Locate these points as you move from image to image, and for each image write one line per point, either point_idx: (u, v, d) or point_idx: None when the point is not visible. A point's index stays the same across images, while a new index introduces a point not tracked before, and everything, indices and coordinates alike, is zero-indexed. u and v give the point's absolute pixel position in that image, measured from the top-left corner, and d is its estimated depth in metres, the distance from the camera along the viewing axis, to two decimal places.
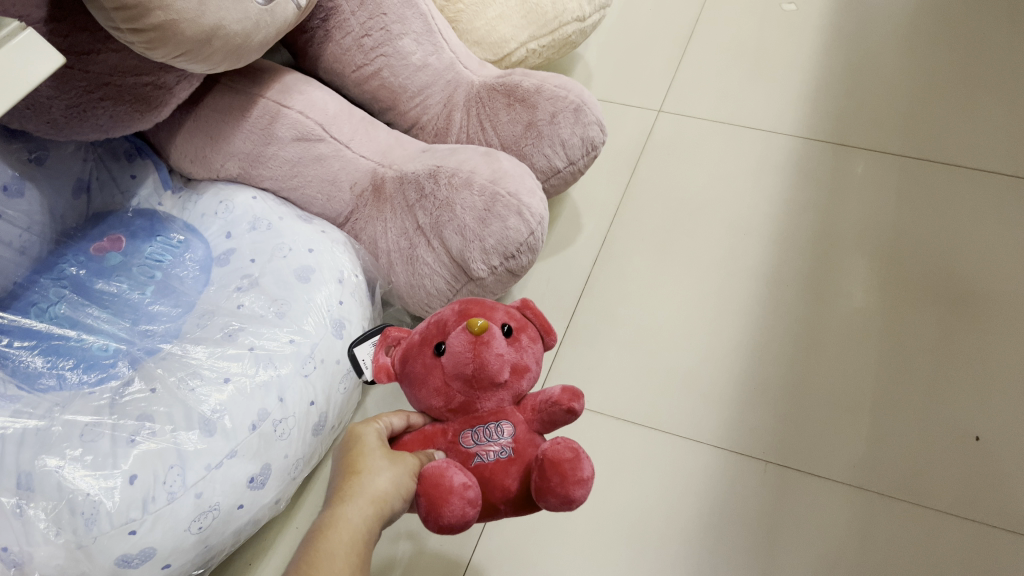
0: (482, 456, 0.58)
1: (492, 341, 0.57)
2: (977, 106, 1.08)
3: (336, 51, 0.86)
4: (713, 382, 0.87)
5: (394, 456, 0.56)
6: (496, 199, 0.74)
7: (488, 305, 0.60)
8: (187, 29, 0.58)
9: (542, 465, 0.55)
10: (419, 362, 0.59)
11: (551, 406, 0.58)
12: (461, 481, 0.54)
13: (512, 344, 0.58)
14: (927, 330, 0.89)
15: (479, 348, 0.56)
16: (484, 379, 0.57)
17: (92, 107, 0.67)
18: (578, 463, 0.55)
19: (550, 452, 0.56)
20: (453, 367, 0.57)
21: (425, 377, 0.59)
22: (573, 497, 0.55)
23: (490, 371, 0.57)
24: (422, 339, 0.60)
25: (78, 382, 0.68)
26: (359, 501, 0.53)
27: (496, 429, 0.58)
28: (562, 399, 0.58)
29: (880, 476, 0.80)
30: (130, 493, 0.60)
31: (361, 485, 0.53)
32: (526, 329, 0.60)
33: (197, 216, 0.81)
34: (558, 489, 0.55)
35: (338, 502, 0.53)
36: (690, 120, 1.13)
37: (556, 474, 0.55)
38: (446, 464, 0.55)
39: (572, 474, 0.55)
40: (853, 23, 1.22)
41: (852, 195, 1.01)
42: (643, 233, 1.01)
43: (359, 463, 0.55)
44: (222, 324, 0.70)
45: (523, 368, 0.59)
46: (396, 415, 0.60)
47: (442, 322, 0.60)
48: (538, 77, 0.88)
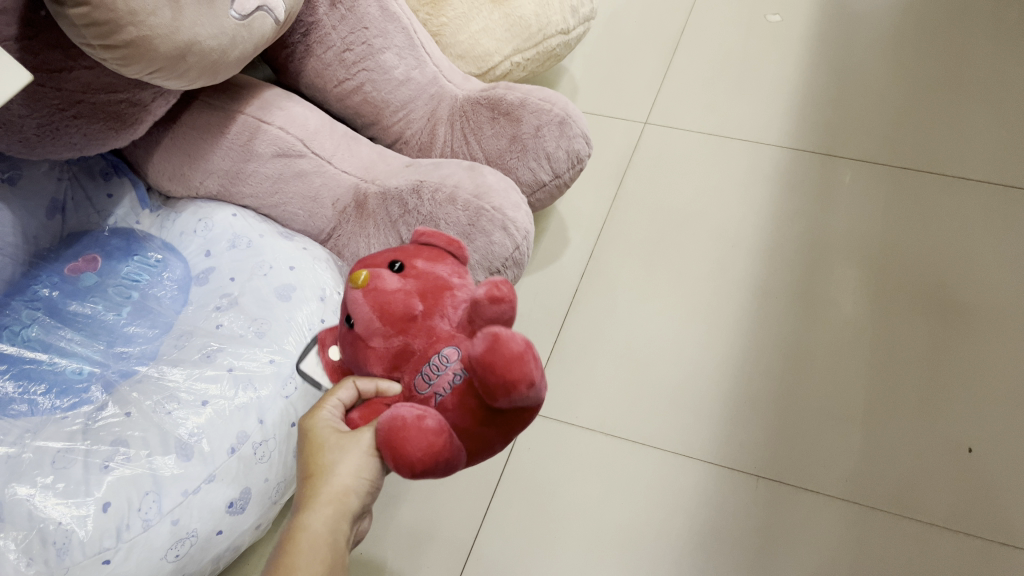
0: (438, 394, 0.53)
1: (381, 283, 0.54)
2: (963, 114, 1.08)
3: (318, 67, 0.86)
4: (702, 396, 0.86)
5: (347, 437, 0.52)
6: (480, 214, 0.73)
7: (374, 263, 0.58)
8: (160, 45, 0.57)
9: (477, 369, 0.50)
10: (348, 348, 0.56)
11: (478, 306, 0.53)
12: (413, 414, 0.50)
13: (406, 276, 0.56)
14: (918, 342, 0.88)
15: (369, 297, 0.54)
16: (394, 316, 0.54)
17: (64, 126, 0.66)
18: (504, 377, 0.48)
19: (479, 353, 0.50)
20: (366, 325, 0.54)
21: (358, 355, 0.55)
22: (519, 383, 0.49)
23: (396, 309, 0.54)
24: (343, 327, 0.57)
25: (50, 408, 0.66)
26: (322, 506, 0.50)
27: (440, 360, 0.53)
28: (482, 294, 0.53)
29: (873, 490, 0.79)
30: (103, 522, 0.59)
31: (321, 487, 0.51)
32: (417, 255, 0.57)
33: (175, 234, 0.80)
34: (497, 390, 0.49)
35: (301, 510, 0.50)
36: (677, 132, 1.13)
37: (490, 373, 0.48)
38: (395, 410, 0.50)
39: (507, 360, 0.48)
40: (839, 33, 1.22)
41: (841, 206, 1.01)
42: (629, 246, 1.00)
43: (314, 465, 0.52)
44: (201, 345, 0.69)
45: (433, 291, 0.55)
46: (341, 387, 0.55)
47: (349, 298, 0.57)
48: (522, 90, 0.87)
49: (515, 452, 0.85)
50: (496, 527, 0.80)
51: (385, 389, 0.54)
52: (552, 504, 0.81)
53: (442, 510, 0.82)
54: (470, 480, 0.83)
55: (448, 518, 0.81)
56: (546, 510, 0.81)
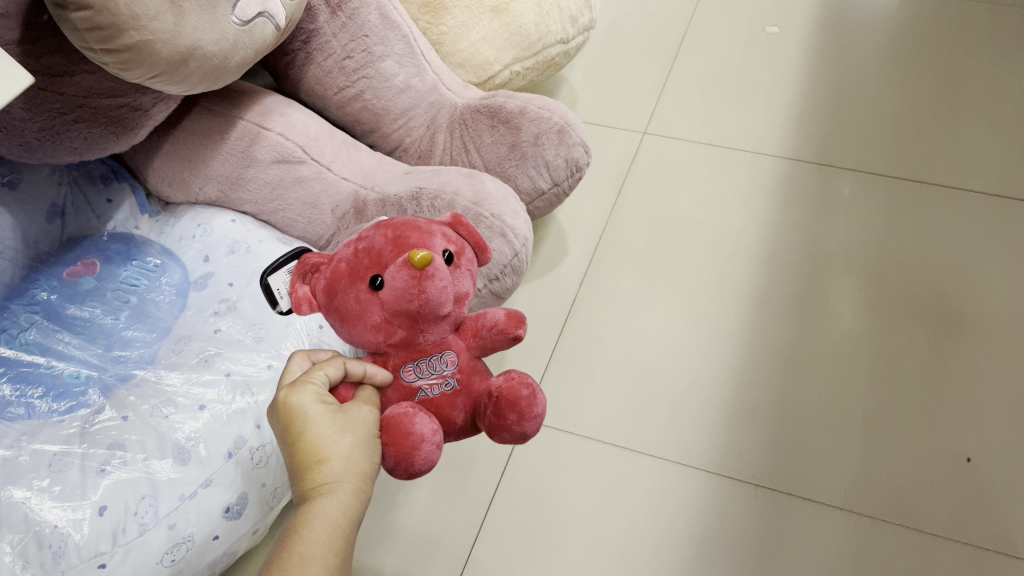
0: (426, 390, 0.55)
1: (437, 274, 0.52)
2: (960, 126, 1.09)
3: (318, 74, 0.86)
4: (700, 404, 0.86)
5: (348, 416, 0.51)
6: (478, 221, 0.74)
7: (423, 230, 0.55)
8: (162, 50, 0.57)
9: (496, 402, 0.53)
10: (352, 298, 0.53)
11: (494, 334, 0.56)
12: (429, 429, 0.51)
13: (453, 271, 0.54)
14: (916, 352, 0.88)
15: (423, 282, 0.52)
16: (429, 314, 0.53)
17: (65, 129, 0.67)
18: (522, 426, 0.53)
19: (505, 387, 0.53)
20: (396, 302, 0.52)
21: (362, 313, 0.53)
22: (526, 432, 0.54)
23: (435, 306, 0.53)
24: (352, 270, 0.54)
25: (47, 411, 0.66)
26: (340, 493, 0.48)
27: (439, 361, 0.55)
28: (509, 327, 0.56)
29: (873, 499, 0.79)
30: (100, 525, 0.59)
31: (334, 473, 0.49)
32: (463, 253, 0.56)
33: (174, 240, 0.79)
34: (514, 427, 0.53)
35: (313, 497, 0.48)
36: (675, 142, 1.13)
37: (512, 416, 0.53)
38: (412, 411, 0.52)
39: (530, 412, 0.53)
40: (837, 46, 1.22)
41: (839, 216, 1.01)
42: (628, 255, 1.01)
43: (320, 449, 0.49)
44: (198, 350, 0.69)
45: (462, 296, 0.55)
46: (331, 363, 0.52)
47: (374, 253, 0.54)
48: (522, 99, 0.87)
49: (513, 460, 0.84)
50: (494, 535, 0.80)
51: (372, 374, 0.54)
52: (550, 512, 0.81)
53: (439, 518, 0.81)
54: (468, 487, 0.83)
55: (445, 525, 0.81)
56: (544, 518, 0.80)
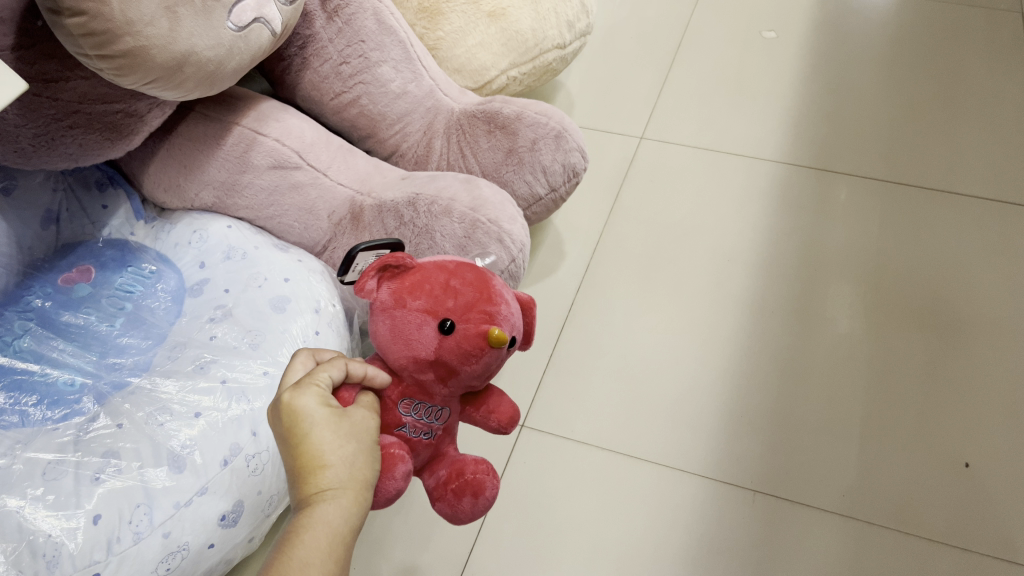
0: (408, 429, 0.57)
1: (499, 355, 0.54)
2: (956, 131, 1.09)
3: (314, 79, 0.85)
4: (698, 410, 0.86)
5: (351, 425, 0.50)
6: (475, 226, 0.73)
7: (506, 299, 0.56)
8: (157, 56, 0.57)
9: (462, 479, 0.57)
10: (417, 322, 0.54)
11: (490, 418, 0.60)
12: (405, 475, 0.54)
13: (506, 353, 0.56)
14: (913, 357, 0.88)
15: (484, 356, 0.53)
16: (465, 377, 0.54)
17: (59, 135, 0.66)
18: (467, 513, 0.57)
19: (474, 474, 0.57)
20: (450, 353, 0.53)
21: (414, 340, 0.54)
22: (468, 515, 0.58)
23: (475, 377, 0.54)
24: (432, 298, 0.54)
25: (41, 419, 0.66)
26: (343, 499, 0.47)
27: (435, 412, 0.58)
28: (505, 421, 0.60)
29: (871, 505, 0.78)
30: (94, 534, 0.58)
31: (337, 478, 0.48)
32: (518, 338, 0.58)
33: (170, 246, 0.79)
34: (462, 507, 0.57)
35: (315, 502, 0.46)
36: (673, 147, 1.13)
37: (467, 500, 0.57)
38: (398, 450, 0.54)
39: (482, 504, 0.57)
40: (834, 51, 1.23)
41: (836, 222, 1.01)
42: (625, 260, 1.00)
43: (324, 453, 0.48)
44: (194, 356, 0.68)
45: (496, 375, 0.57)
46: (334, 365, 0.51)
47: (462, 300, 0.54)
48: (519, 104, 0.87)
49: (510, 466, 0.84)
50: (491, 542, 0.79)
51: (371, 378, 0.54)
52: (548, 518, 0.80)
53: (436, 524, 0.80)
54: None
55: (442, 532, 0.80)
56: (541, 524, 0.80)
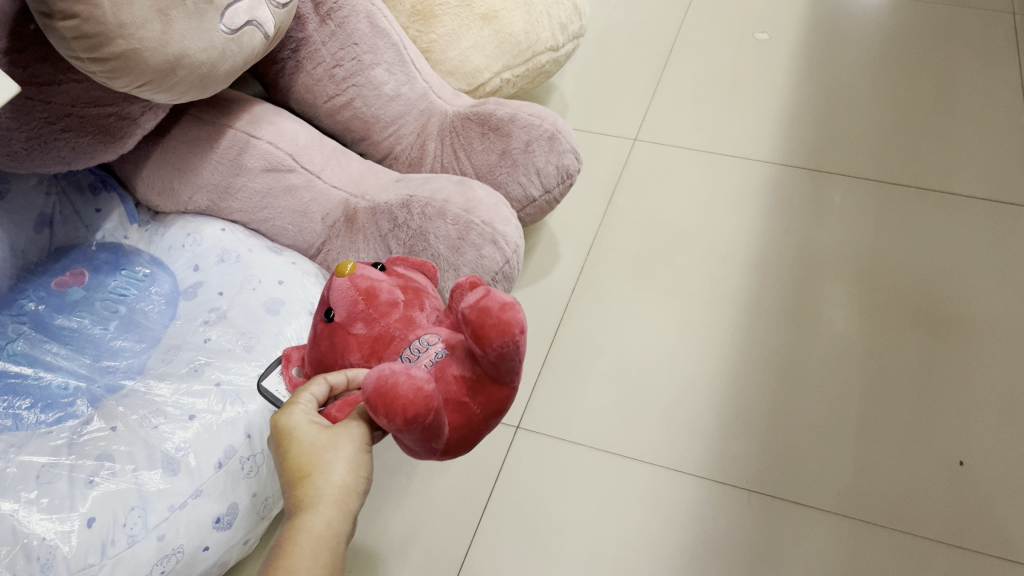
0: (413, 367, 0.55)
1: (367, 273, 0.61)
2: (948, 130, 1.10)
3: (308, 82, 0.86)
4: (694, 410, 0.86)
5: (335, 432, 0.51)
6: (470, 228, 0.73)
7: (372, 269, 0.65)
8: (149, 58, 0.57)
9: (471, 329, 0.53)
10: (324, 342, 0.61)
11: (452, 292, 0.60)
12: (406, 365, 0.50)
13: (391, 278, 0.63)
14: (908, 357, 0.88)
15: (356, 280, 0.60)
16: (377, 307, 0.60)
17: (52, 139, 0.66)
18: (499, 313, 0.52)
19: (468, 309, 0.54)
20: (348, 312, 0.60)
21: (336, 346, 0.60)
22: (510, 323, 0.52)
23: (380, 297, 0.61)
24: (314, 325, 0.62)
25: (35, 422, 0.65)
26: (323, 505, 0.48)
27: (415, 350, 0.57)
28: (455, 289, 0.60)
29: (866, 503, 0.79)
30: (88, 537, 0.58)
31: (318, 486, 0.49)
32: (407, 274, 0.65)
33: (164, 249, 0.79)
34: (489, 323, 0.52)
35: (298, 511, 0.48)
36: (667, 148, 1.13)
37: (481, 312, 0.52)
38: (384, 363, 0.51)
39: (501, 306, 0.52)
40: (827, 53, 1.23)
41: (830, 222, 1.01)
42: (620, 262, 1.01)
43: (306, 463, 0.50)
44: (188, 359, 0.68)
45: (411, 288, 0.63)
46: (313, 383, 0.55)
47: (321, 298, 0.62)
48: (512, 106, 0.87)
49: (506, 468, 0.84)
50: (487, 543, 0.79)
51: (355, 375, 0.56)
52: (544, 520, 0.80)
53: (432, 526, 0.80)
54: (461, 496, 0.82)
55: (439, 535, 0.80)
56: (538, 526, 0.80)
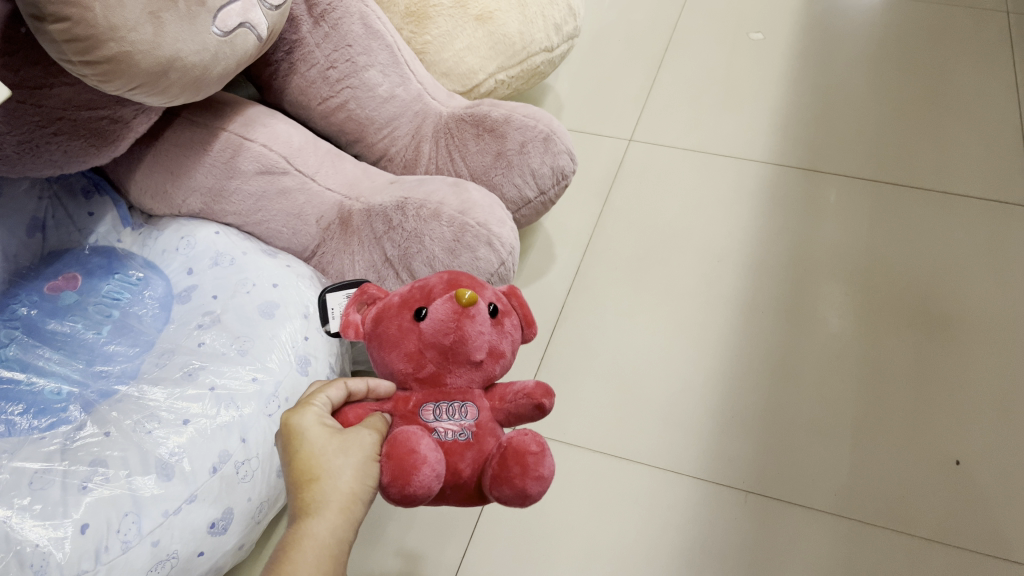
0: (440, 433, 0.55)
1: (478, 316, 0.55)
2: (943, 130, 1.10)
3: (301, 84, 0.85)
4: (691, 411, 0.86)
5: (346, 439, 0.52)
6: (464, 230, 0.73)
7: (476, 283, 0.59)
8: (141, 61, 0.56)
9: (505, 453, 0.53)
10: (395, 324, 0.57)
11: (520, 399, 0.57)
12: (432, 452, 0.51)
13: (496, 324, 0.57)
14: (904, 357, 0.88)
15: (463, 320, 0.54)
16: (461, 354, 0.55)
17: (44, 142, 0.66)
18: (525, 483, 0.52)
19: (515, 441, 0.53)
20: (432, 334, 0.55)
21: (399, 340, 0.56)
22: (529, 492, 0.52)
23: (469, 347, 0.55)
24: (402, 301, 0.58)
25: (28, 428, 0.65)
26: (328, 512, 0.48)
27: (459, 409, 0.56)
28: (535, 393, 0.57)
29: (862, 503, 0.78)
30: (82, 543, 0.58)
31: (325, 492, 0.49)
32: (509, 314, 0.59)
33: (157, 252, 0.79)
34: (517, 480, 0.52)
35: (303, 515, 0.48)
36: (662, 149, 1.13)
37: (517, 468, 0.52)
38: (415, 432, 0.52)
39: (534, 470, 0.52)
40: (821, 52, 1.23)
41: (825, 222, 1.01)
42: (615, 263, 1.00)
43: (313, 467, 0.50)
44: (182, 363, 0.68)
45: (499, 352, 0.57)
46: (332, 386, 0.55)
47: (427, 290, 0.57)
48: (507, 107, 0.87)
49: None
50: (484, 546, 0.79)
51: (376, 388, 0.56)
52: (541, 522, 0.80)
53: (429, 529, 0.80)
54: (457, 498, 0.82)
55: (436, 538, 0.79)
56: (535, 528, 0.80)
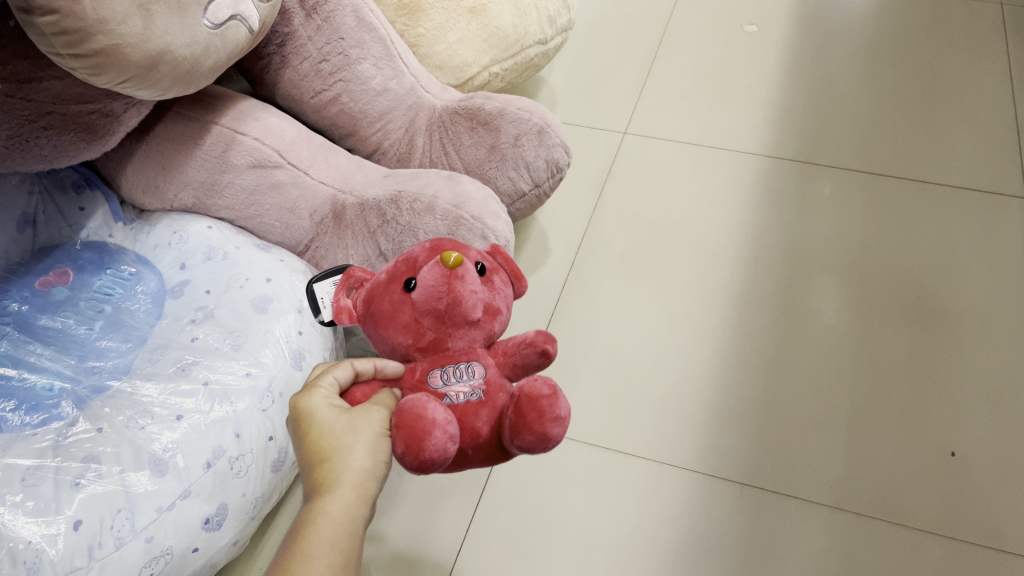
0: (452, 396, 0.54)
1: (468, 276, 0.55)
2: (938, 121, 1.10)
3: (294, 78, 0.85)
4: (686, 404, 0.86)
5: (354, 415, 0.51)
6: (459, 223, 0.73)
7: (458, 245, 0.59)
8: (131, 54, 0.56)
9: (518, 402, 0.53)
10: (387, 300, 0.57)
11: (524, 349, 0.56)
12: (444, 416, 0.50)
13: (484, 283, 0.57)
14: (899, 348, 0.88)
15: (453, 281, 0.54)
16: (458, 316, 0.55)
17: (33, 137, 0.65)
18: (543, 426, 0.52)
19: (527, 388, 0.53)
20: (426, 302, 0.55)
21: (393, 314, 0.56)
22: (549, 435, 0.52)
23: (466, 307, 0.55)
24: (389, 277, 0.58)
25: (20, 424, 0.65)
26: (341, 490, 0.48)
27: (467, 370, 0.55)
28: (538, 340, 0.56)
29: (857, 495, 0.79)
30: (75, 540, 0.57)
31: (338, 471, 0.49)
32: (495, 272, 0.59)
33: (150, 247, 0.78)
34: (534, 425, 0.51)
35: (317, 496, 0.48)
36: (657, 142, 1.13)
37: (534, 413, 0.52)
38: (425, 398, 0.51)
39: (550, 413, 0.52)
40: (815, 45, 1.23)
41: (820, 214, 1.01)
42: (610, 256, 1.00)
43: (323, 447, 0.50)
44: (175, 359, 0.68)
45: (494, 308, 0.57)
46: (337, 367, 0.55)
47: (411, 261, 0.57)
48: (501, 100, 0.87)
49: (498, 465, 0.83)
50: (480, 540, 0.79)
51: (383, 366, 0.55)
52: (537, 516, 0.80)
53: (423, 523, 0.80)
54: (453, 493, 0.82)
55: (432, 533, 0.79)
56: (530, 522, 0.79)
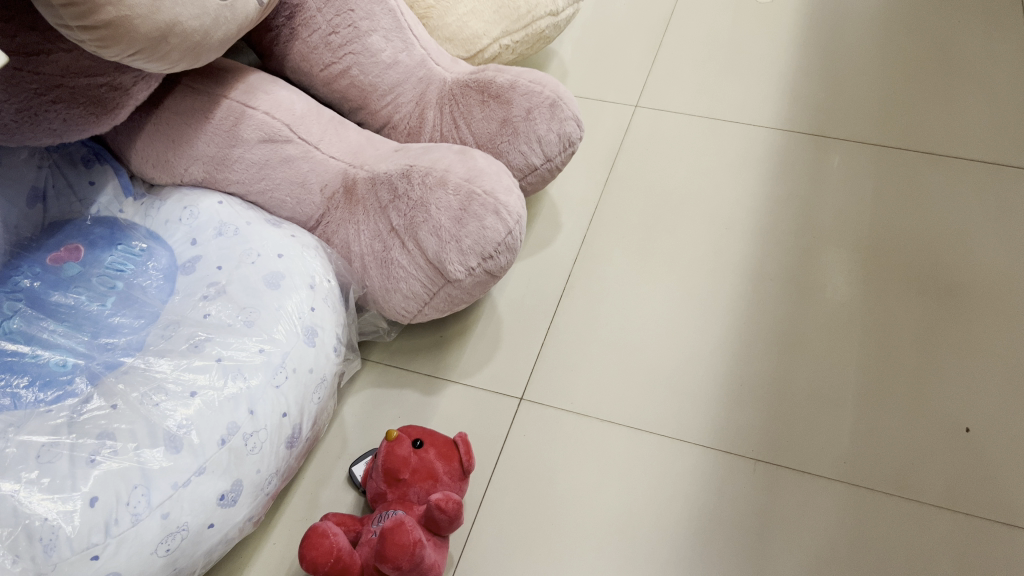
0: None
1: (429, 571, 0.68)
2: (953, 93, 1.08)
3: (303, 50, 0.84)
4: (697, 380, 0.85)
5: None
6: (471, 197, 0.72)
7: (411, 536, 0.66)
8: (140, 25, 0.55)
9: (450, 468, 0.73)
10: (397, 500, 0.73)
11: (452, 475, 0.73)
12: None
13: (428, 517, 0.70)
14: (913, 322, 0.87)
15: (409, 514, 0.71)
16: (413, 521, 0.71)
17: (43, 111, 0.65)
18: (460, 459, 0.73)
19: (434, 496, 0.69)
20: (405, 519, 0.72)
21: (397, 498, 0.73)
22: (465, 467, 0.73)
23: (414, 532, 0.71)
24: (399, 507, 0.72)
25: (34, 401, 0.64)
26: None
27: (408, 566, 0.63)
28: (462, 465, 0.73)
29: (870, 470, 0.78)
30: (91, 517, 0.58)
31: None
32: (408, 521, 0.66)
33: (160, 223, 0.78)
34: (460, 460, 0.73)
35: None
36: (668, 115, 1.12)
37: (441, 457, 0.73)
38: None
39: (461, 467, 0.73)
40: (828, 15, 1.21)
41: (833, 187, 1.00)
42: (622, 231, 0.99)
43: None
44: (188, 335, 0.68)
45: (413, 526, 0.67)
46: None
47: (404, 503, 0.71)
48: (512, 72, 0.86)
49: (510, 440, 0.83)
50: (492, 514, 0.79)
51: None
52: (549, 491, 0.79)
53: None
54: None
55: None
56: (542, 497, 0.79)
